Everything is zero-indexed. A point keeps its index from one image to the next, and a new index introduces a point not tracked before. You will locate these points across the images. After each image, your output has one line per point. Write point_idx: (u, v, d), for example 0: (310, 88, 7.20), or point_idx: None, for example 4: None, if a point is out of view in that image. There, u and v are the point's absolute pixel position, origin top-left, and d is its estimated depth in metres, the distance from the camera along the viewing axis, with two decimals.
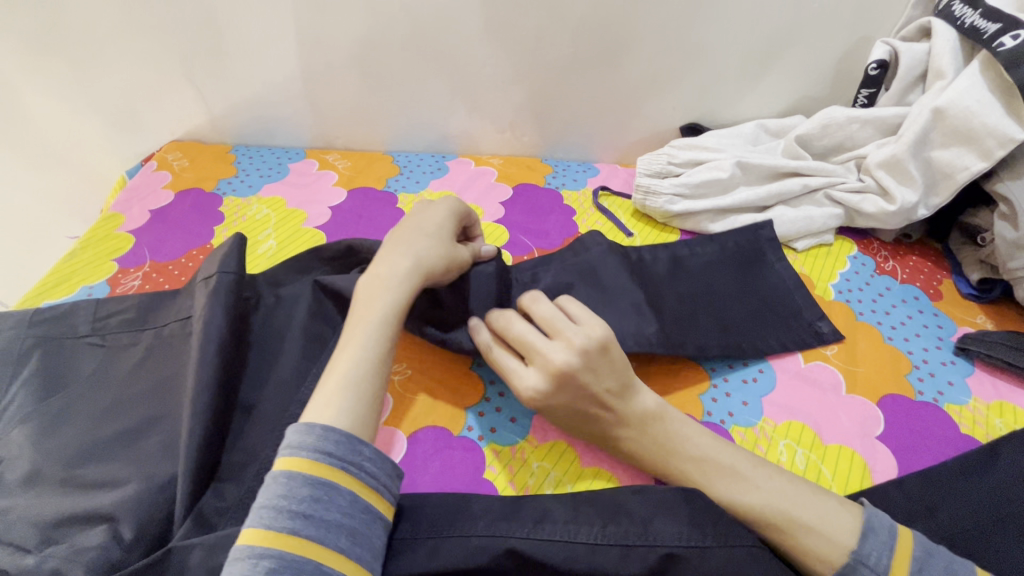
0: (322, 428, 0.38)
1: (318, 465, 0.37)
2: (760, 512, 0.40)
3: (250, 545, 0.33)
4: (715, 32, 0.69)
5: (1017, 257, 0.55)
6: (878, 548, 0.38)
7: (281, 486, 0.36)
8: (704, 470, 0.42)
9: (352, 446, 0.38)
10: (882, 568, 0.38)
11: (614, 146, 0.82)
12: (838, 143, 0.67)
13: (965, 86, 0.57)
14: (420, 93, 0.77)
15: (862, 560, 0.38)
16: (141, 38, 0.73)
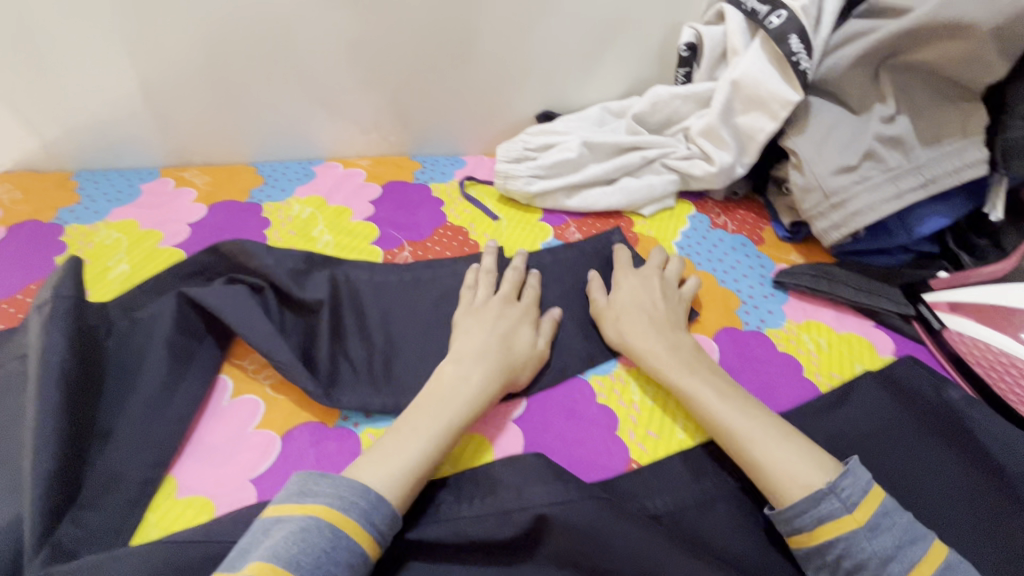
0: (378, 496, 0.38)
1: (359, 530, 0.37)
2: (749, 432, 0.45)
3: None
4: (551, 25, 0.75)
5: (807, 200, 0.65)
6: (854, 486, 0.40)
7: (318, 534, 0.35)
8: (697, 388, 0.48)
9: (389, 526, 0.38)
10: (852, 503, 0.40)
11: (480, 139, 0.86)
12: (667, 117, 0.76)
13: (752, 59, 0.66)
14: (277, 101, 0.76)
15: (835, 489, 0.40)
16: None
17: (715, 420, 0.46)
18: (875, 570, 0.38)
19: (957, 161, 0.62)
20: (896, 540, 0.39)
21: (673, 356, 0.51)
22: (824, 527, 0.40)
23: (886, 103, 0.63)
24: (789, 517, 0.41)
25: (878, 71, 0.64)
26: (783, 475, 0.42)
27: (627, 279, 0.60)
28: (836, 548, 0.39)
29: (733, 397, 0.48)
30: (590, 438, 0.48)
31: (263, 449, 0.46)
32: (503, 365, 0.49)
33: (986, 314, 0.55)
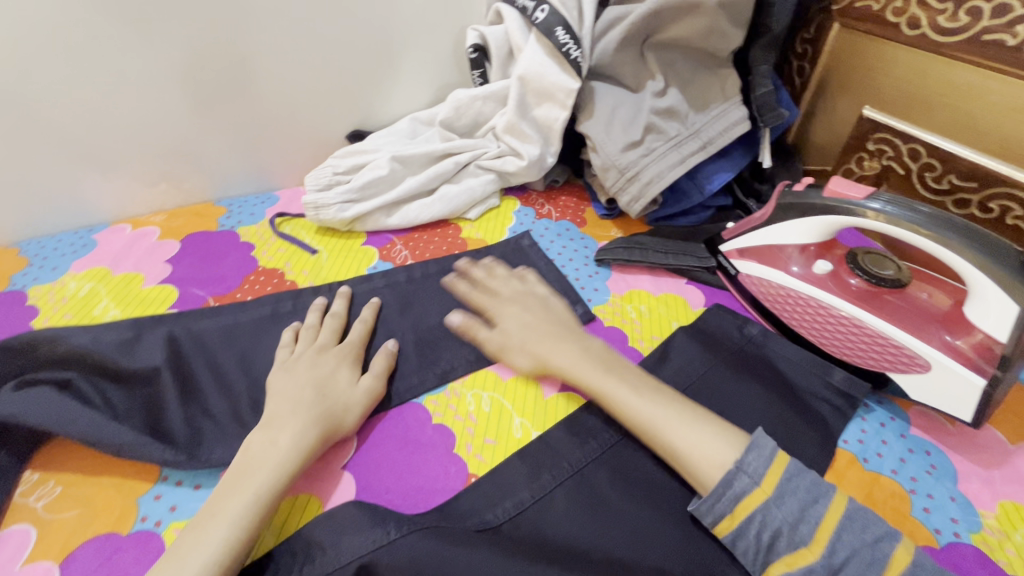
0: None
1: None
2: (658, 417, 0.46)
3: None
4: (336, 44, 0.72)
5: (609, 178, 0.69)
6: (757, 458, 0.42)
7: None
8: (616, 387, 0.48)
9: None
10: (757, 476, 0.41)
11: (293, 170, 0.80)
12: (473, 120, 0.77)
13: (532, 54, 0.69)
14: (27, 169, 0.64)
15: (741, 466, 0.42)
16: None
17: (632, 416, 0.46)
18: (789, 538, 0.39)
19: (725, 121, 0.70)
20: (801, 503, 0.40)
21: (587, 359, 0.51)
22: (740, 505, 0.40)
23: (656, 79, 0.69)
24: (710, 504, 0.41)
25: (644, 51, 0.68)
26: (700, 457, 0.43)
27: (506, 309, 0.58)
28: (755, 522, 0.40)
29: (648, 390, 0.48)
30: (426, 464, 0.47)
31: None
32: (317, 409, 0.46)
33: (766, 254, 0.60)
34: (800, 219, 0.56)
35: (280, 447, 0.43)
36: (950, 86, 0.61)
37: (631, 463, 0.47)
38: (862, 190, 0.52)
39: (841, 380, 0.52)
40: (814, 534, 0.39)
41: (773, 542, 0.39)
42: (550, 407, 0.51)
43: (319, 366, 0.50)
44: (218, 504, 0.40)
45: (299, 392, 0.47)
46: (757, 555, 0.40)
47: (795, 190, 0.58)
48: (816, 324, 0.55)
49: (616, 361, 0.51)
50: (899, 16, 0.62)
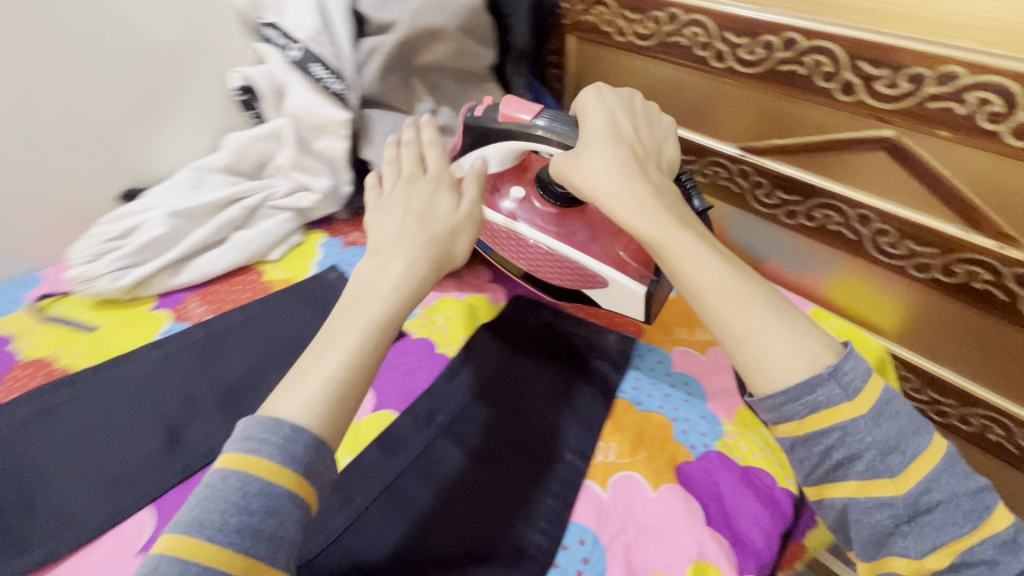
0: (242, 481, 0.35)
1: (285, 469, 0.36)
2: (719, 286, 0.45)
3: (235, 469, 0.36)
4: (73, 101, 0.66)
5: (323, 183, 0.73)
6: (856, 372, 0.40)
7: (234, 486, 0.35)
8: (687, 246, 0.47)
9: (319, 453, 0.38)
10: (851, 390, 0.40)
11: (58, 245, 0.72)
12: (258, 161, 0.76)
13: (298, 91, 0.70)
14: None
15: (836, 375, 0.40)
16: None
17: (700, 281, 0.45)
18: (872, 464, 0.39)
19: None
20: (898, 432, 0.40)
21: (660, 210, 0.49)
22: (820, 413, 0.40)
23: (424, 100, 0.74)
24: (774, 397, 0.41)
25: (408, 75, 0.72)
26: (771, 348, 0.42)
27: (603, 123, 0.54)
28: (831, 437, 0.40)
29: (730, 263, 0.47)
30: None
31: None
32: (421, 240, 0.51)
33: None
34: (487, 146, 0.61)
35: (390, 276, 0.48)
36: (659, 79, 0.73)
37: (438, 463, 0.49)
38: (529, 110, 0.57)
39: (615, 342, 0.61)
40: (904, 468, 0.39)
41: (846, 462, 0.40)
42: (360, 432, 0.52)
43: (418, 196, 0.56)
44: (331, 332, 0.44)
45: (405, 221, 0.53)
46: (816, 470, 0.41)
47: (477, 115, 0.61)
48: (530, 259, 0.63)
49: (689, 221, 0.50)
50: (610, 27, 0.74)
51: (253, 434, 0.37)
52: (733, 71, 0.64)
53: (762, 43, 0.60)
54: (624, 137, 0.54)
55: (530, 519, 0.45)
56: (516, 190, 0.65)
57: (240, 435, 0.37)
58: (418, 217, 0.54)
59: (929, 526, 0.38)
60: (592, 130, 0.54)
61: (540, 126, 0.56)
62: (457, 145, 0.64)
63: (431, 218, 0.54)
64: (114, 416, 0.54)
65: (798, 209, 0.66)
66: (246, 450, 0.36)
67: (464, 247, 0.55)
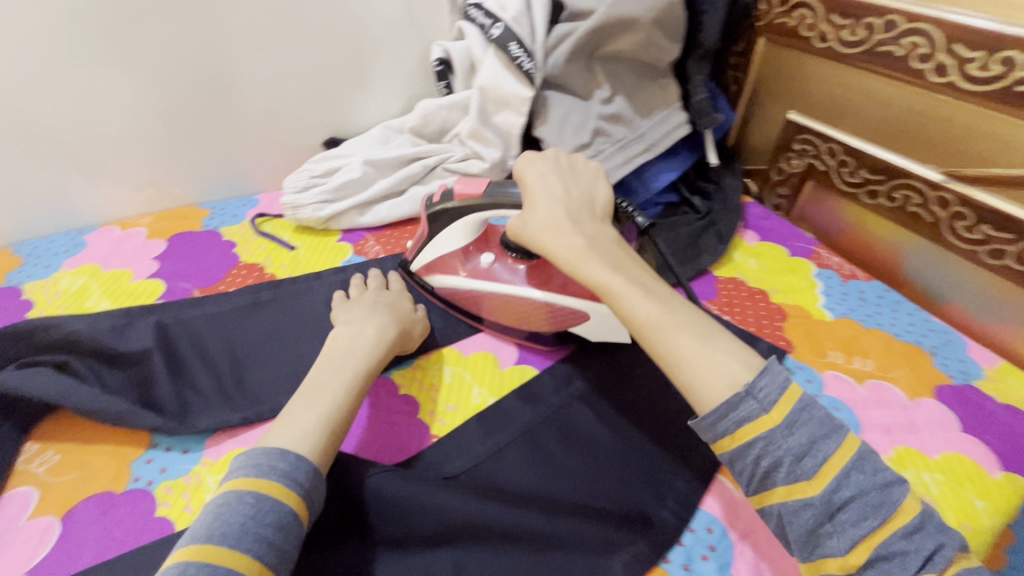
0: (254, 497, 0.38)
1: (289, 492, 0.39)
2: (654, 319, 0.46)
3: (246, 489, 0.38)
4: (307, 57, 0.78)
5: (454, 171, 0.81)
6: (770, 384, 0.41)
7: (245, 503, 0.37)
8: (623, 284, 0.48)
9: (316, 483, 0.41)
10: (767, 403, 0.40)
11: (272, 175, 0.86)
12: (441, 126, 0.83)
13: (490, 67, 0.75)
14: (26, 171, 0.70)
15: (752, 392, 0.41)
16: None
17: (635, 315, 0.46)
18: (791, 468, 0.39)
19: (668, 124, 0.77)
20: (811, 436, 0.40)
21: (594, 252, 0.49)
22: (745, 429, 0.40)
23: (602, 87, 0.76)
24: (712, 423, 0.42)
25: (592, 62, 0.75)
26: (701, 372, 0.43)
27: (537, 177, 0.54)
28: (756, 447, 0.40)
29: (659, 293, 0.48)
30: (395, 425, 0.53)
31: (41, 535, 0.44)
32: (393, 317, 0.57)
33: (444, 265, 0.63)
34: (443, 230, 0.61)
35: (368, 335, 0.53)
36: (858, 91, 0.68)
37: (576, 422, 0.53)
38: (479, 184, 0.56)
39: None
40: (818, 469, 0.38)
41: (770, 471, 0.40)
42: (506, 378, 0.58)
43: (388, 297, 0.61)
44: (318, 380, 0.48)
45: (374, 308, 0.58)
46: (750, 481, 0.41)
47: (433, 200, 0.60)
48: (490, 309, 0.60)
49: (628, 259, 0.50)
50: (811, 30, 0.71)
51: (258, 462, 0.40)
52: (956, 88, 0.58)
53: (1002, 59, 0.54)
54: (559, 186, 0.53)
55: (663, 492, 0.48)
56: (488, 252, 0.62)
57: (244, 462, 0.40)
58: (389, 304, 0.59)
59: (846, 523, 0.37)
60: (536, 184, 0.53)
61: (504, 189, 0.55)
62: (422, 234, 0.63)
63: (399, 307, 0.59)
64: (303, 320, 0.63)
65: (1007, 250, 0.59)
66: (253, 474, 0.39)
67: (421, 335, 0.59)
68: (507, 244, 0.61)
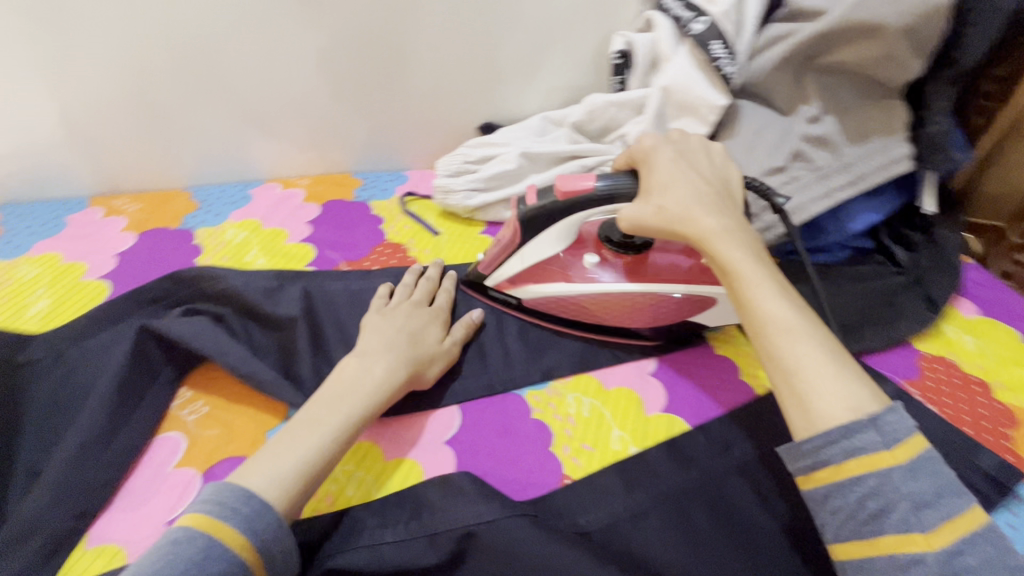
0: (205, 540, 0.34)
1: (246, 542, 0.35)
2: (779, 321, 0.43)
3: (199, 530, 0.35)
4: (482, 35, 0.74)
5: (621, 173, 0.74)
6: (899, 422, 0.37)
7: (194, 546, 0.34)
8: (756, 277, 0.45)
9: (280, 533, 0.37)
10: (892, 440, 0.37)
11: (423, 152, 0.85)
12: (605, 125, 0.76)
13: (680, 66, 0.67)
14: (213, 122, 0.74)
15: (876, 422, 0.37)
16: None
17: (761, 313, 0.44)
18: (904, 517, 0.35)
19: (886, 158, 0.62)
20: (937, 489, 0.36)
21: (730, 236, 0.47)
22: (855, 461, 0.37)
23: (811, 103, 0.64)
24: (819, 446, 0.38)
25: (803, 73, 0.64)
26: (825, 387, 0.39)
27: (666, 155, 0.51)
28: (865, 486, 0.36)
29: (790, 293, 0.45)
30: (525, 454, 0.48)
31: (182, 489, 0.45)
32: (406, 355, 0.50)
33: (535, 273, 0.57)
34: (540, 233, 0.55)
35: (374, 376, 0.47)
36: None
37: (732, 500, 0.46)
38: (589, 178, 0.52)
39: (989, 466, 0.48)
40: (938, 526, 0.34)
41: (877, 515, 0.36)
42: (652, 426, 0.51)
43: (415, 317, 0.54)
44: (315, 416, 0.43)
45: (395, 335, 0.51)
46: (844, 523, 0.37)
47: (527, 201, 0.54)
48: (596, 311, 0.57)
49: (760, 252, 0.47)
50: None
51: (223, 499, 0.37)
52: None
53: None
54: (693, 168, 0.51)
55: None
56: (589, 253, 0.58)
57: (211, 496, 0.37)
58: (411, 335, 0.52)
59: None
60: (664, 163, 0.51)
61: (601, 187, 0.51)
62: (506, 242, 0.56)
63: (421, 341, 0.52)
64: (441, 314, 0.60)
65: None
66: (216, 514, 0.36)
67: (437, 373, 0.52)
68: (604, 236, 0.58)
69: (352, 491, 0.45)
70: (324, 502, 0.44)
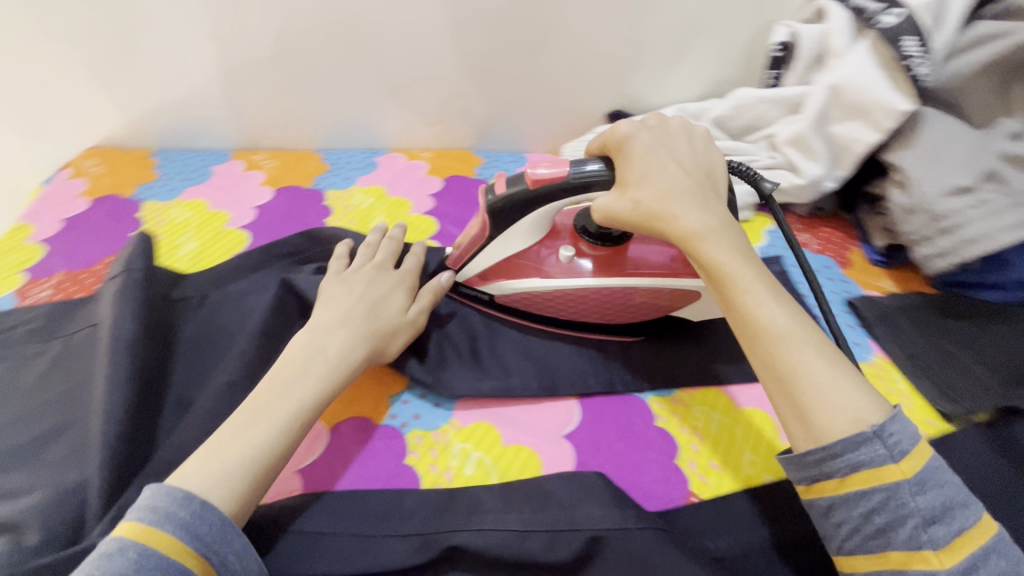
0: (137, 551, 0.31)
1: (184, 548, 0.32)
2: (778, 328, 0.40)
3: (134, 539, 0.32)
4: (629, 17, 0.70)
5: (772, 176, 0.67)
6: (903, 433, 0.35)
7: (127, 560, 0.31)
8: (751, 281, 0.42)
9: (226, 534, 0.34)
10: (897, 452, 0.35)
11: (546, 135, 0.82)
12: (751, 123, 0.70)
13: (857, 63, 0.60)
14: (350, 89, 0.75)
15: (881, 434, 0.35)
16: (63, 43, 0.69)
17: (759, 319, 0.41)
18: (912, 532, 0.34)
19: None
20: (946, 502, 0.34)
21: (726, 236, 0.45)
22: (860, 475, 0.35)
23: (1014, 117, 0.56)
24: (824, 460, 0.36)
25: (1010, 78, 0.56)
26: (827, 400, 0.37)
27: (641, 144, 0.48)
28: (870, 500, 0.35)
29: (783, 295, 0.42)
30: (649, 464, 0.46)
31: (310, 443, 0.45)
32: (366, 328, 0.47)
33: (511, 264, 0.53)
34: (512, 224, 0.50)
35: (327, 356, 0.43)
36: None
37: None
38: (560, 165, 0.48)
39: None
40: (951, 542, 0.33)
41: (885, 529, 0.34)
42: None
43: (376, 286, 0.51)
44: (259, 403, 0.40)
45: (353, 306, 0.48)
46: (851, 539, 0.35)
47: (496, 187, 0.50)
48: (587, 307, 0.53)
49: (750, 251, 0.45)
50: None
51: (157, 505, 0.33)
52: None
53: None
54: (670, 159, 0.48)
55: None
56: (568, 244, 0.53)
57: (146, 502, 0.33)
58: (371, 305, 0.49)
59: None
60: (635, 153, 0.48)
61: (586, 173, 0.47)
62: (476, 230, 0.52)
63: (382, 312, 0.49)
64: None
65: None
66: (150, 522, 0.32)
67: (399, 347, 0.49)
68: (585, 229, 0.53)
69: (471, 472, 0.44)
70: (444, 477, 0.44)
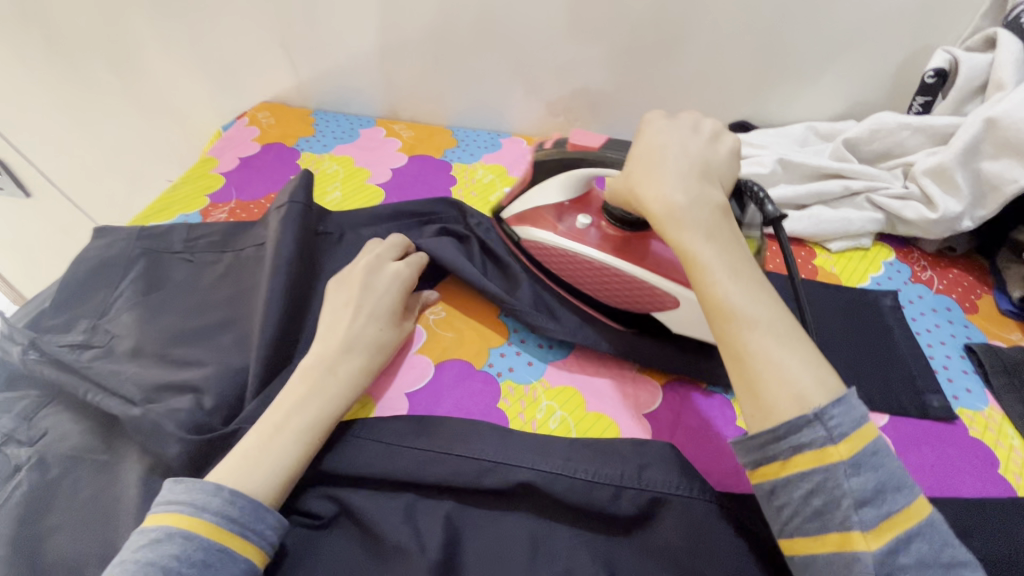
0: (183, 536, 0.35)
1: (223, 530, 0.36)
2: (738, 309, 0.40)
3: (178, 528, 0.35)
4: (771, 29, 0.70)
5: (906, 208, 0.64)
6: (846, 417, 0.35)
7: (175, 545, 0.34)
8: (716, 260, 0.42)
9: (259, 515, 0.37)
10: (837, 434, 0.35)
11: None
12: (887, 149, 0.67)
13: (1021, 97, 0.57)
14: (487, 74, 0.82)
15: (822, 417, 0.35)
16: (259, 10, 0.80)
17: (716, 299, 0.41)
18: (844, 513, 0.34)
19: None
20: (878, 484, 0.34)
21: (705, 212, 0.44)
22: (799, 457, 0.35)
23: None
24: (764, 443, 0.37)
25: None
26: (764, 381, 0.37)
27: (647, 131, 0.50)
28: (809, 480, 0.35)
29: (749, 278, 0.41)
30: (723, 454, 0.47)
31: (419, 373, 0.52)
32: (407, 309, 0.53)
33: (534, 218, 0.59)
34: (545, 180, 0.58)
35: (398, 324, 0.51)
36: None
37: None
38: (598, 140, 0.54)
39: None
40: (878, 524, 0.33)
41: (823, 510, 0.34)
42: None
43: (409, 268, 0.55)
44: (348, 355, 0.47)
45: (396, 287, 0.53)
46: (792, 518, 0.36)
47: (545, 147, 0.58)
48: (587, 277, 0.55)
49: (725, 230, 0.44)
50: None
51: (192, 497, 0.36)
52: None
53: None
54: (662, 137, 0.48)
55: None
56: (585, 214, 0.58)
57: (180, 496, 0.36)
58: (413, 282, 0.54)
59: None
60: (643, 136, 0.50)
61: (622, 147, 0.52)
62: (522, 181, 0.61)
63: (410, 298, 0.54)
64: None
65: None
66: (189, 511, 0.36)
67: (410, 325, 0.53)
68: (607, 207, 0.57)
69: (553, 426, 0.48)
70: (529, 425, 0.48)
